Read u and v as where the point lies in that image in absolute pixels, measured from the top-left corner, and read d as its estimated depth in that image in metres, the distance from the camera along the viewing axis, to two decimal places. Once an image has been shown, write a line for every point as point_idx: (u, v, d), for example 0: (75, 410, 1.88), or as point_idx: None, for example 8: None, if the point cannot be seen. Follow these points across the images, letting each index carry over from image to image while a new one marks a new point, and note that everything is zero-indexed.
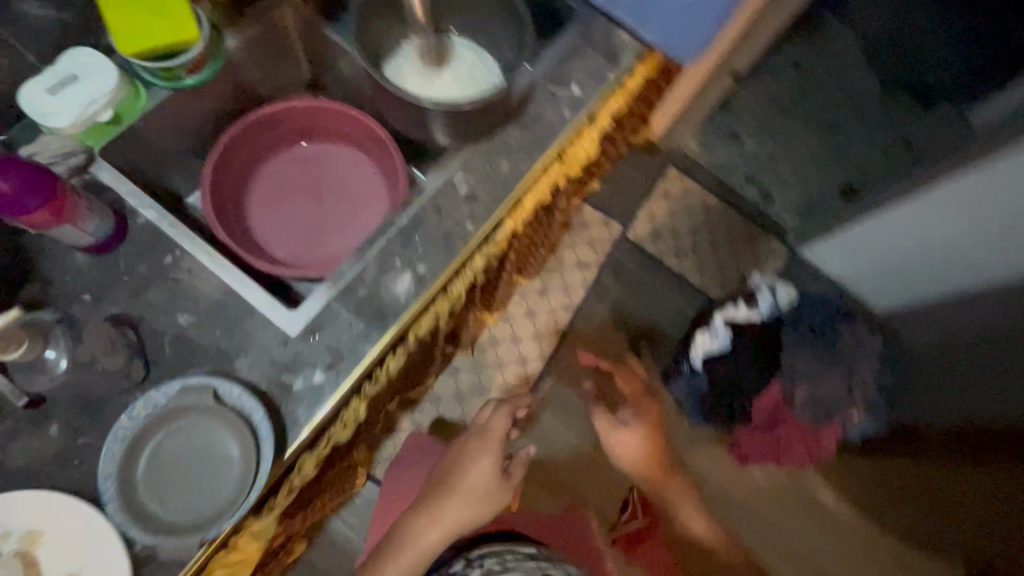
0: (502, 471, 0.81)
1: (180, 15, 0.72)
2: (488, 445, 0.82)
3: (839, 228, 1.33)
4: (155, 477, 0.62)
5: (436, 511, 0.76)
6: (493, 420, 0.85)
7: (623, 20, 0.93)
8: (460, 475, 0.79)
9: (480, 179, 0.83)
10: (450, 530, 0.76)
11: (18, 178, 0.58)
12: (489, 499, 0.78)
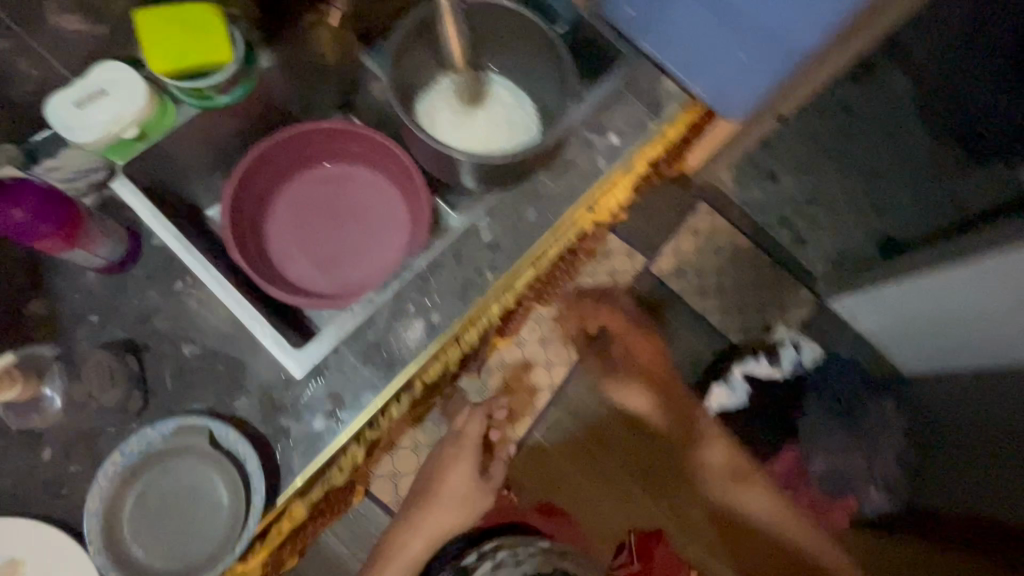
0: (474, 474, 0.93)
1: (215, 36, 0.71)
2: (462, 453, 0.94)
3: (875, 284, 1.18)
4: (142, 516, 0.61)
5: (423, 514, 0.92)
6: (467, 422, 0.99)
7: (671, 69, 0.88)
8: (445, 481, 0.93)
9: (505, 226, 0.79)
10: (434, 533, 0.90)
11: (31, 204, 0.56)
12: (468, 503, 0.91)
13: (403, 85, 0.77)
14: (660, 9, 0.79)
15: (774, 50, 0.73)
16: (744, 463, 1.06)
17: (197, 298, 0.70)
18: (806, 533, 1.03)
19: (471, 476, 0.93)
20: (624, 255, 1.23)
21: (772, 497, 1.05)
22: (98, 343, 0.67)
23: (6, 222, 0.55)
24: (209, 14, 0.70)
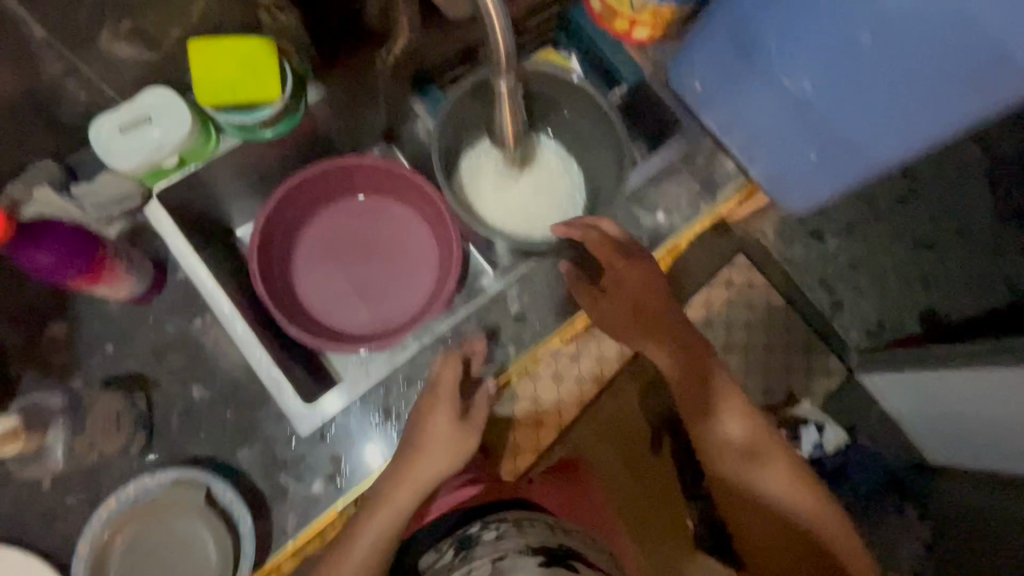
0: (454, 412, 0.64)
1: (267, 72, 0.69)
2: (439, 399, 0.65)
3: (916, 367, 0.90)
4: (132, 560, 0.60)
5: (358, 539, 0.59)
6: (444, 369, 0.67)
7: (731, 149, 0.83)
8: (403, 483, 0.61)
9: (534, 299, 0.76)
10: (389, 529, 0.59)
11: (59, 249, 0.55)
12: (457, 450, 0.62)
13: (450, 140, 0.73)
14: (732, 90, 0.75)
15: (846, 156, 0.70)
16: (767, 442, 0.69)
17: (214, 338, 0.69)
18: (807, 505, 0.66)
19: (451, 410, 0.64)
20: None
21: (807, 495, 0.67)
22: (111, 374, 0.66)
23: (33, 266, 0.55)
24: (263, 49, 0.68)
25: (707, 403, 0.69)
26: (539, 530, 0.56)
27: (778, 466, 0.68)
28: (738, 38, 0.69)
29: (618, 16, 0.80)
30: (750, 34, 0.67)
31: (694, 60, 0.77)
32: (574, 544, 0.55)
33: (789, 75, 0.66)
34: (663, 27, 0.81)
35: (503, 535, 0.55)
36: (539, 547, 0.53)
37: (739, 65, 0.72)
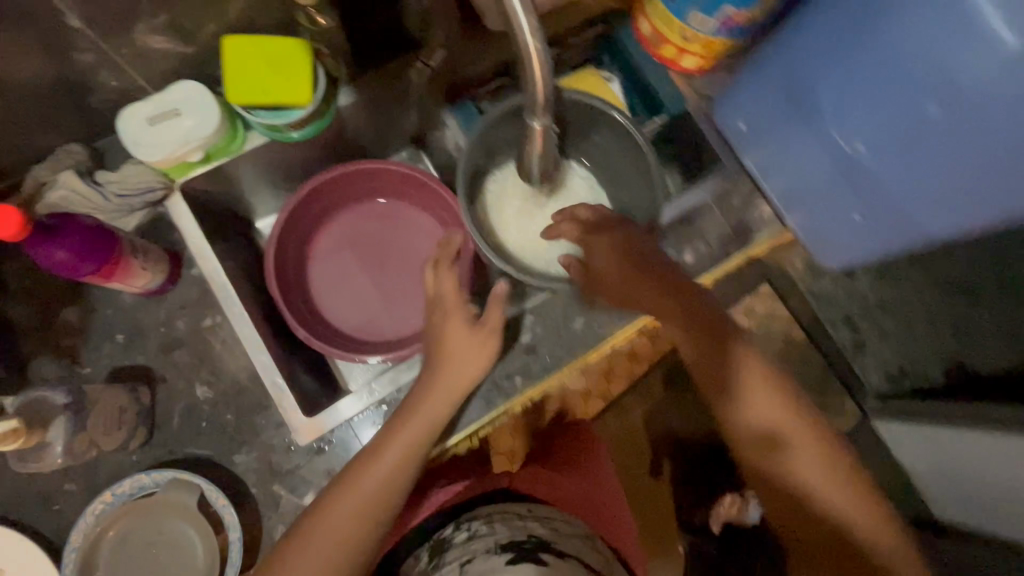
0: (468, 316, 0.66)
1: (299, 75, 0.67)
2: (451, 312, 0.67)
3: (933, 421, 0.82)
4: (118, 559, 0.60)
5: (381, 460, 0.60)
6: (441, 285, 0.68)
7: (769, 195, 0.79)
8: (432, 390, 0.64)
9: (548, 331, 0.74)
10: (413, 447, 0.62)
11: (74, 245, 0.54)
12: (479, 356, 0.65)
13: (479, 159, 0.71)
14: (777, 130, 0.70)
15: (893, 223, 0.67)
16: (794, 426, 0.62)
17: (222, 339, 0.69)
18: (837, 489, 0.59)
19: (468, 317, 0.66)
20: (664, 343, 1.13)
21: (831, 476, 0.60)
22: (118, 366, 0.67)
23: (48, 261, 0.54)
24: (297, 50, 0.67)
25: (727, 374, 0.64)
26: (510, 521, 0.65)
27: (805, 447, 0.61)
28: (795, 88, 0.65)
29: (665, 41, 0.77)
30: (808, 85, 0.63)
31: (743, 102, 0.73)
32: (541, 532, 0.64)
33: (844, 133, 0.63)
34: (714, 57, 0.77)
35: (474, 536, 0.64)
36: (507, 542, 0.61)
37: (791, 115, 0.68)
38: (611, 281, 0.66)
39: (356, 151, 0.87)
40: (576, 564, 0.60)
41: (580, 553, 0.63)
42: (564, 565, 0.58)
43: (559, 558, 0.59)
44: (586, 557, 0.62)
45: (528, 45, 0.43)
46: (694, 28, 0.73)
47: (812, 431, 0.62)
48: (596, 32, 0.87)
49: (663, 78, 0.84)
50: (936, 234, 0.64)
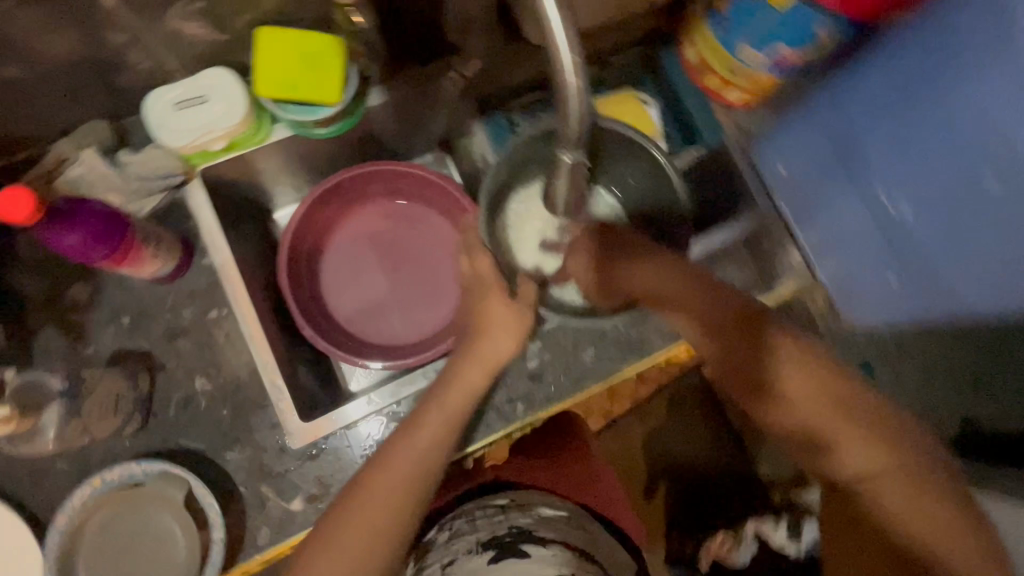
0: (506, 291, 0.63)
1: (329, 74, 0.66)
2: (491, 287, 0.63)
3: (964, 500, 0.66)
4: (101, 543, 0.60)
5: (418, 433, 0.58)
6: (477, 266, 0.65)
7: (803, 237, 0.74)
8: (467, 363, 0.60)
9: (555, 360, 0.72)
10: (451, 421, 0.59)
11: (86, 231, 0.54)
12: (517, 331, 0.61)
13: (504, 176, 0.69)
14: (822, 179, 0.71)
15: (924, 291, 0.68)
16: (835, 425, 0.52)
17: (226, 332, 0.68)
18: (901, 491, 0.50)
19: (506, 292, 0.62)
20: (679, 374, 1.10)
21: (895, 476, 0.50)
22: (120, 349, 0.66)
23: (60, 246, 0.54)
24: (331, 48, 0.66)
25: (763, 367, 0.55)
26: (490, 515, 0.64)
27: (850, 443, 0.51)
28: (844, 145, 0.68)
29: (710, 71, 0.75)
30: (857, 144, 0.67)
31: (784, 152, 0.75)
32: (524, 521, 0.63)
33: (888, 193, 0.66)
34: (760, 93, 0.75)
35: (455, 536, 0.63)
36: (489, 539, 0.61)
37: (836, 172, 0.70)
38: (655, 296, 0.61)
39: (381, 151, 0.85)
40: (561, 550, 0.60)
41: (566, 538, 0.62)
42: (547, 555, 0.58)
43: (541, 548, 0.59)
44: (572, 542, 0.62)
45: (569, 83, 0.41)
46: (743, 63, 0.70)
47: (860, 425, 0.51)
48: (638, 52, 0.85)
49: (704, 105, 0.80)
50: (967, 307, 0.66)
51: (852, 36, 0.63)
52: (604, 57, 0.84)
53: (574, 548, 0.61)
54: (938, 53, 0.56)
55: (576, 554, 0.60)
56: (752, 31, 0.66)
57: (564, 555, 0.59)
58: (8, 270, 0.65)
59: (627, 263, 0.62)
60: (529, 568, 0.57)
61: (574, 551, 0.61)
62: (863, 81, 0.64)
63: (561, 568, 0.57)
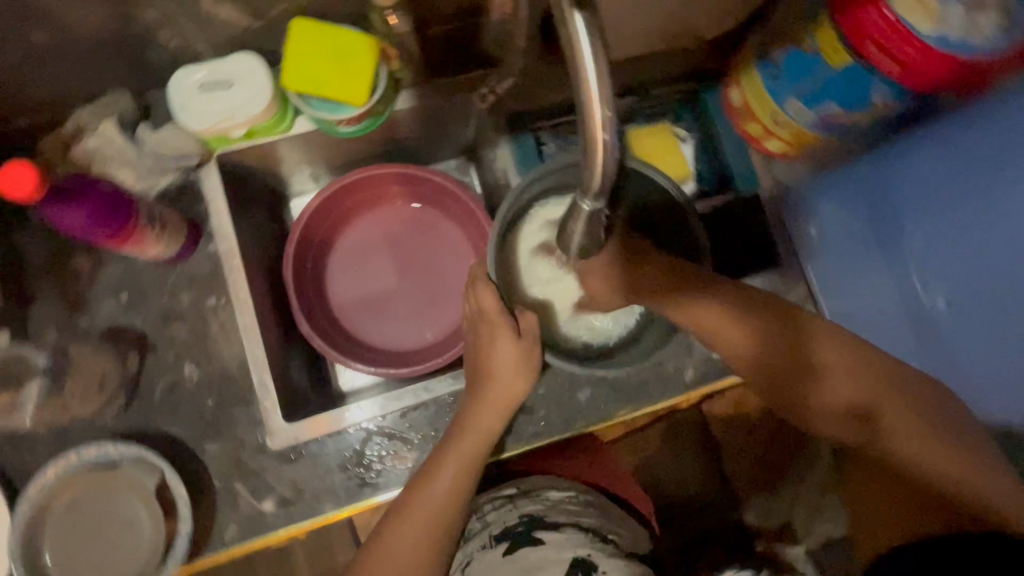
0: (513, 332, 0.62)
1: (359, 75, 0.64)
2: (497, 326, 0.62)
3: None
4: (69, 520, 0.59)
5: (437, 482, 0.60)
6: (482, 301, 0.62)
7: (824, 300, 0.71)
8: (480, 408, 0.62)
9: (550, 394, 0.70)
10: (470, 460, 0.61)
11: (91, 211, 0.53)
12: (527, 372, 0.63)
13: (524, 201, 0.67)
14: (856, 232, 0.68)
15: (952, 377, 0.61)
16: (886, 398, 0.55)
17: (221, 322, 0.67)
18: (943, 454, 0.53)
19: (513, 334, 0.62)
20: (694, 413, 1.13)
21: (933, 445, 0.53)
22: (115, 324, 0.66)
23: (61, 223, 0.53)
24: (365, 49, 0.64)
25: (805, 357, 0.57)
26: (501, 506, 0.69)
27: (894, 414, 0.54)
28: (880, 220, 0.65)
29: (752, 118, 0.72)
30: (896, 222, 0.64)
31: (822, 214, 0.72)
32: (532, 508, 0.68)
33: (923, 278, 0.62)
34: (800, 146, 0.72)
35: (471, 536, 0.68)
36: (502, 532, 0.66)
37: (870, 248, 0.67)
38: (703, 325, 0.59)
39: (404, 150, 0.84)
40: (573, 531, 0.65)
41: (575, 518, 0.67)
42: (561, 538, 0.63)
43: (554, 532, 0.64)
44: (583, 520, 0.67)
45: (600, 138, 0.37)
46: (789, 117, 0.67)
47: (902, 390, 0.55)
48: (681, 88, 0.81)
49: (742, 151, 0.77)
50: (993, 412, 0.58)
51: (907, 103, 0.60)
52: (645, 88, 0.80)
53: (585, 527, 0.66)
54: (991, 129, 0.54)
55: (588, 534, 0.65)
56: (803, 85, 0.63)
57: (576, 535, 0.64)
58: (16, 233, 0.65)
59: (658, 301, 0.60)
60: (546, 553, 0.62)
61: (585, 529, 0.66)
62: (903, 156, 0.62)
63: (576, 550, 0.62)
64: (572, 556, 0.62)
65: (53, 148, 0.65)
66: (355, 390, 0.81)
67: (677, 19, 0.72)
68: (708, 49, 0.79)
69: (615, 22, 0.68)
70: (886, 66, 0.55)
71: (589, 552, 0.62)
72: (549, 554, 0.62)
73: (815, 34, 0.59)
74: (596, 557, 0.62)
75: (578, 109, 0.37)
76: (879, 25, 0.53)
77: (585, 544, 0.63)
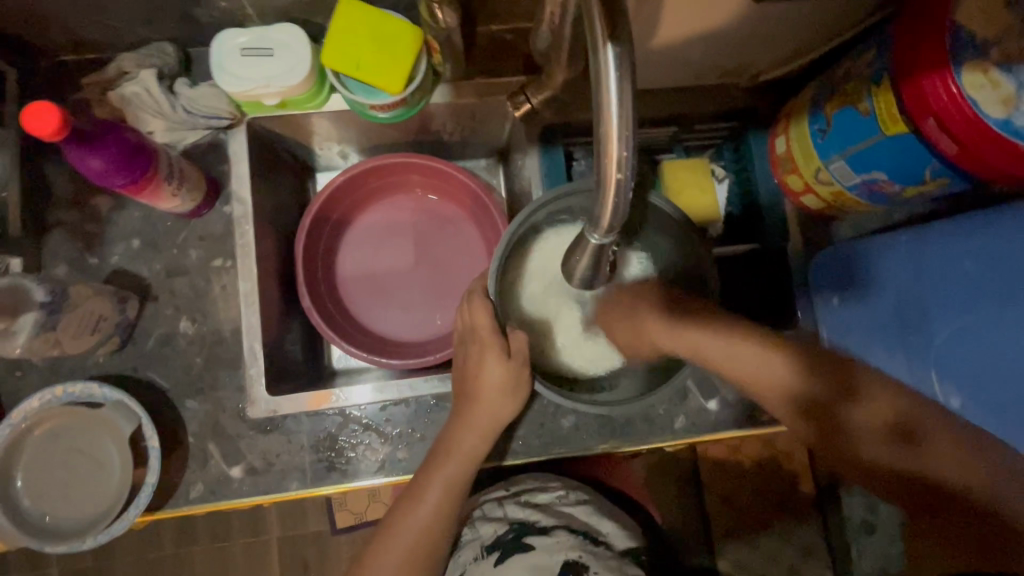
0: (503, 351, 0.61)
1: (398, 63, 0.63)
2: (489, 345, 0.61)
3: None
4: (43, 451, 0.61)
5: (423, 503, 0.60)
6: (475, 316, 0.61)
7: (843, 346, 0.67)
8: (464, 426, 0.61)
9: (535, 414, 0.69)
10: (455, 482, 0.60)
11: (109, 157, 0.54)
12: (516, 394, 0.62)
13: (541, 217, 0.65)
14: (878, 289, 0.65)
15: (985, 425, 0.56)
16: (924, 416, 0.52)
17: (222, 284, 0.69)
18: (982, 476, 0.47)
19: (503, 353, 0.61)
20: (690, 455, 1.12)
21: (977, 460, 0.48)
22: (123, 269, 0.68)
23: (80, 166, 0.54)
24: (410, 39, 0.63)
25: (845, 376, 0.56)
26: (490, 514, 0.68)
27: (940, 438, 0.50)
28: (907, 306, 0.62)
29: (793, 170, 0.69)
30: (923, 312, 0.61)
31: (840, 281, 0.68)
32: (520, 514, 0.66)
33: (941, 374, 0.59)
34: (838, 206, 0.69)
35: (462, 546, 0.66)
36: (492, 541, 0.64)
37: (889, 333, 0.63)
38: (705, 349, 0.59)
39: (436, 141, 0.84)
40: (563, 534, 0.63)
41: (566, 520, 0.65)
42: (550, 542, 0.61)
43: (543, 537, 0.62)
44: (572, 522, 0.66)
45: (614, 176, 0.35)
46: (832, 176, 0.64)
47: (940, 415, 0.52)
48: (726, 126, 0.79)
49: (776, 203, 0.74)
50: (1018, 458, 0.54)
51: (963, 184, 0.56)
52: (688, 122, 0.78)
53: (575, 529, 0.64)
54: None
55: (578, 535, 0.63)
56: (852, 148, 0.60)
57: (566, 538, 0.62)
58: (46, 166, 0.67)
59: (656, 329, 0.62)
60: (537, 559, 0.60)
61: (575, 531, 0.64)
62: (948, 234, 0.59)
63: (567, 553, 0.60)
64: (562, 559, 0.59)
65: (91, 87, 0.66)
66: (347, 369, 0.82)
67: (731, 57, 0.69)
68: (761, 91, 0.75)
69: (666, 50, 0.66)
70: (944, 144, 0.51)
71: (580, 555, 0.60)
72: (540, 558, 0.59)
73: (873, 97, 0.56)
74: (588, 558, 0.59)
75: (596, 146, 0.35)
76: (940, 100, 0.49)
77: (577, 547, 0.61)
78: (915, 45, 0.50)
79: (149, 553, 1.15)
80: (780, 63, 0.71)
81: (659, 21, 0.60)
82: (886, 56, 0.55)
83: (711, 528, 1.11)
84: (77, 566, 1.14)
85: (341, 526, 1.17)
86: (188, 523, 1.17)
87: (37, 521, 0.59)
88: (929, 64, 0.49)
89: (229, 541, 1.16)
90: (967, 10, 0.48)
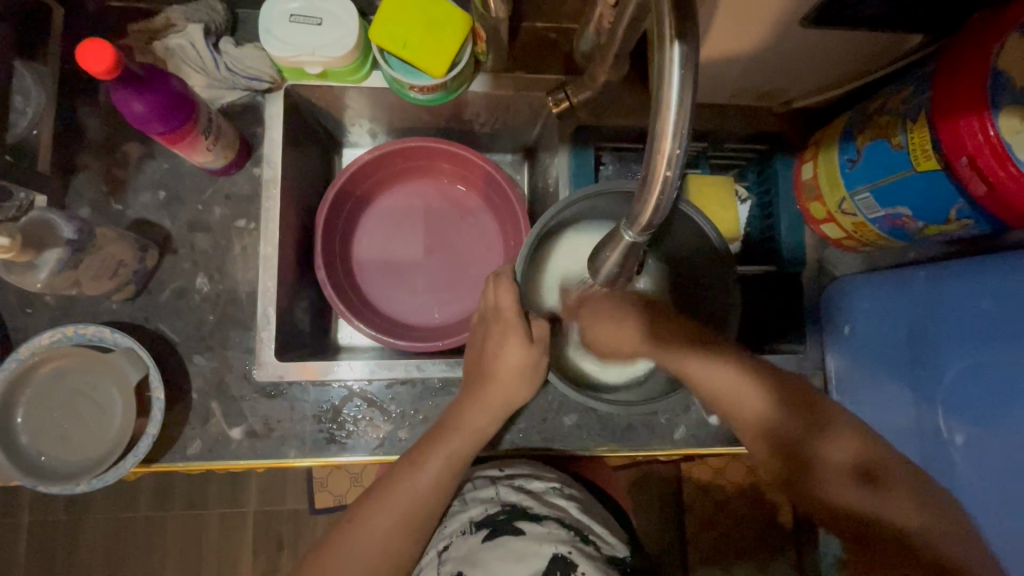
0: (524, 337, 0.62)
1: (444, 47, 0.64)
2: (510, 328, 0.62)
3: None
4: (45, 388, 0.61)
5: (424, 472, 0.60)
6: (498, 299, 0.63)
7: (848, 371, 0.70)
8: (471, 406, 0.62)
9: (539, 408, 0.69)
10: (456, 457, 0.61)
11: (153, 102, 0.55)
12: (530, 380, 0.63)
13: (570, 212, 0.66)
14: (878, 328, 0.68)
15: (987, 472, 0.57)
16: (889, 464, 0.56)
17: (243, 245, 0.69)
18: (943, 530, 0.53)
19: (524, 338, 0.62)
20: (679, 470, 1.13)
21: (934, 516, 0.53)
22: (145, 218, 0.68)
23: (123, 108, 0.55)
24: (458, 25, 0.64)
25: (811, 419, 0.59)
26: (481, 493, 0.68)
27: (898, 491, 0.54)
28: (922, 342, 0.63)
29: (817, 198, 0.70)
30: (934, 350, 0.62)
31: (862, 312, 0.69)
32: (513, 497, 0.66)
33: (947, 410, 0.61)
34: (858, 237, 0.70)
35: (450, 518, 0.66)
36: (482, 519, 0.63)
37: (900, 366, 0.65)
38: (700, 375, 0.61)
39: (466, 129, 0.84)
40: (554, 525, 0.62)
41: (558, 513, 0.65)
42: (541, 531, 0.61)
43: (534, 524, 0.61)
44: (565, 517, 0.65)
45: (662, 171, 0.36)
46: (857, 208, 0.65)
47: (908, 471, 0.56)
48: (754, 149, 0.79)
49: (797, 227, 0.75)
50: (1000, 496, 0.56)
51: (986, 227, 0.57)
52: (719, 138, 0.78)
53: (566, 524, 0.64)
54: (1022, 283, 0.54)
55: (569, 531, 0.62)
56: (881, 180, 0.61)
57: (557, 531, 0.61)
58: (82, 107, 0.68)
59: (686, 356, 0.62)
60: (525, 545, 0.59)
61: (566, 526, 0.63)
62: (977, 277, 0.59)
63: (557, 544, 0.59)
64: (551, 550, 0.58)
65: (136, 35, 0.67)
66: (352, 346, 0.82)
67: (769, 80, 0.70)
68: (794, 117, 0.77)
69: (706, 67, 0.67)
70: (973, 184, 0.52)
71: (569, 550, 0.59)
72: (529, 544, 0.59)
73: (908, 132, 0.57)
74: (577, 555, 0.58)
75: (649, 140, 0.36)
76: (975, 140, 0.49)
77: (567, 541, 0.60)
78: (954, 83, 0.51)
79: (124, 512, 1.14)
80: (817, 91, 0.72)
81: (706, 36, 0.61)
82: (925, 92, 0.55)
83: (689, 544, 1.12)
84: (50, 518, 1.13)
85: (319, 507, 1.16)
86: (167, 486, 1.16)
87: (30, 460, 0.59)
88: (968, 101, 0.50)
89: (206, 509, 1.16)
90: (1009, 56, 0.49)
